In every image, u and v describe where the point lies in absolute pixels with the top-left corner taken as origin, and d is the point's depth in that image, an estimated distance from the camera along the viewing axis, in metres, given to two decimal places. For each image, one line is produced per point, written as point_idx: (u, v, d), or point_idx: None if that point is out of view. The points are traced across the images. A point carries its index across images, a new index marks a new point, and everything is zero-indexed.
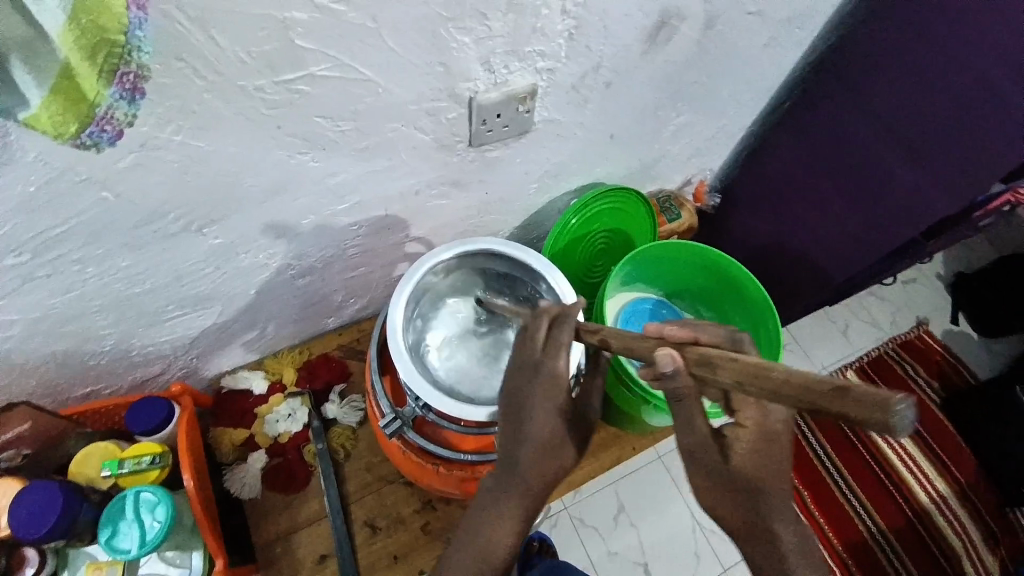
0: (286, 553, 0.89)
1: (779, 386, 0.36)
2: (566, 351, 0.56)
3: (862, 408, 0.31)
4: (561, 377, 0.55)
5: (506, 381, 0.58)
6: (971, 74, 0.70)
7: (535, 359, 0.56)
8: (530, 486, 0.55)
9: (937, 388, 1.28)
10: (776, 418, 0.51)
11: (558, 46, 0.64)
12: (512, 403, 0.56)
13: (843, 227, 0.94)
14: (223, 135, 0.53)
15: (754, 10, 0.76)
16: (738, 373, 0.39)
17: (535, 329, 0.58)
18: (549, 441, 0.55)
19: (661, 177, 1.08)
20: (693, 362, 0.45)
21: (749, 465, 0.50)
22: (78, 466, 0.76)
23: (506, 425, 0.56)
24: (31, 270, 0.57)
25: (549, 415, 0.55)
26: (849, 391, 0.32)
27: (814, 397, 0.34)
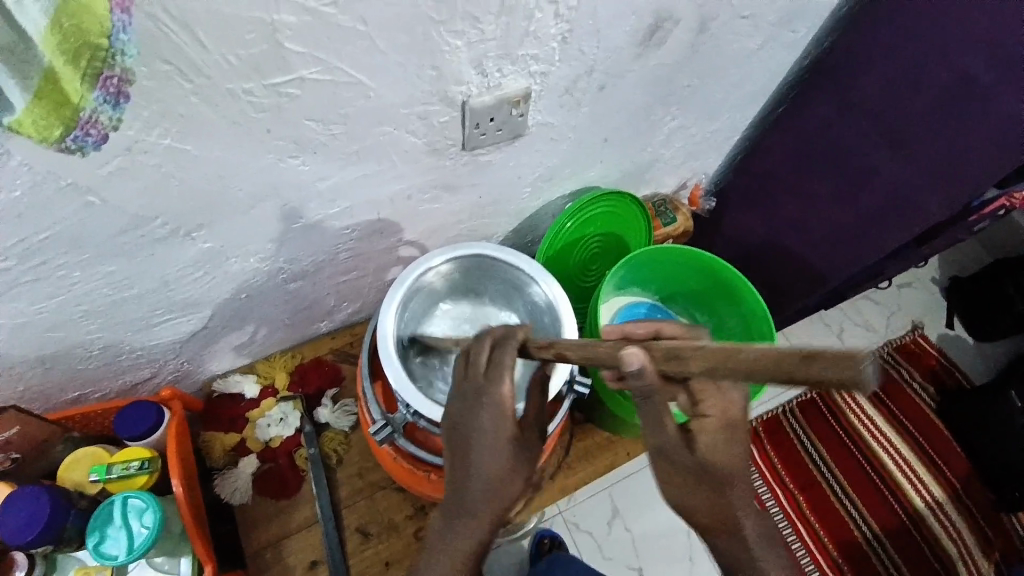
0: (276, 560, 0.88)
1: (752, 363, 0.35)
2: (508, 374, 0.55)
3: (837, 367, 0.32)
4: (506, 403, 0.55)
5: (451, 410, 0.58)
6: (953, 66, 0.71)
7: (478, 386, 0.56)
8: (480, 510, 0.55)
9: (932, 393, 1.28)
10: (735, 408, 0.56)
11: (551, 50, 0.64)
12: (459, 431, 0.57)
13: (832, 230, 0.93)
14: (210, 138, 0.53)
15: (747, 14, 0.76)
16: (709, 360, 0.38)
17: (477, 351, 0.57)
18: (499, 471, 0.55)
19: (655, 180, 1.08)
20: (660, 357, 0.43)
21: (715, 454, 0.55)
22: (66, 471, 0.75)
23: (454, 456, 0.57)
24: (17, 275, 0.56)
25: (496, 443, 0.55)
26: (817, 356, 0.33)
27: (787, 368, 0.34)
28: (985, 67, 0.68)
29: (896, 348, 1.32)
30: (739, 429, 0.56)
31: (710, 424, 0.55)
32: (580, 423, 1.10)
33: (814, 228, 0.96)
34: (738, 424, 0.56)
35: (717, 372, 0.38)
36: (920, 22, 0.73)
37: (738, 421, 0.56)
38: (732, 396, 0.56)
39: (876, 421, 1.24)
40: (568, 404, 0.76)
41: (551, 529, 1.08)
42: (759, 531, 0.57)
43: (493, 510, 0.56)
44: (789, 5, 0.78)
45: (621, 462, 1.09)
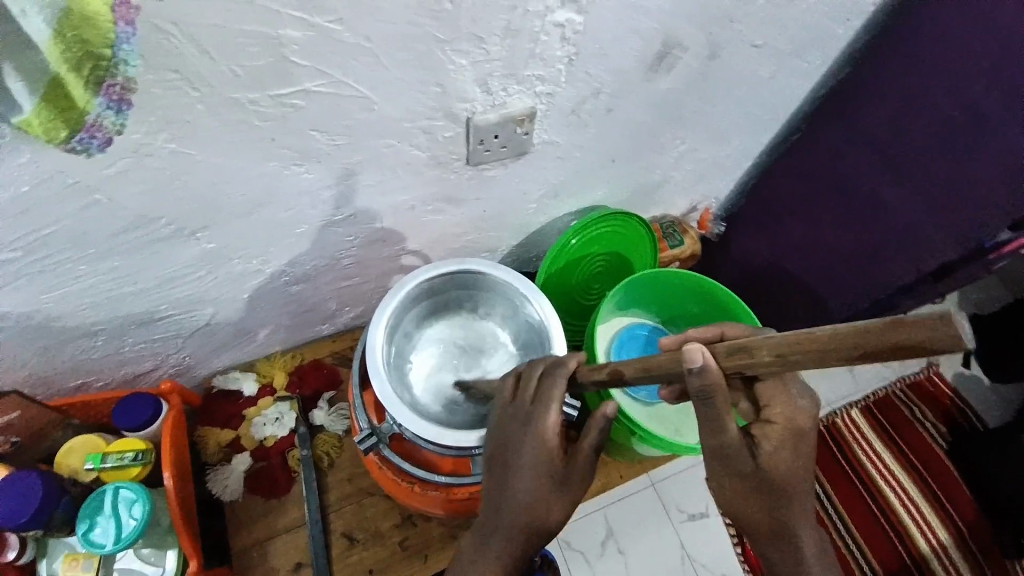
0: (261, 560, 0.88)
1: (833, 340, 0.36)
2: (556, 404, 0.58)
3: (926, 328, 0.32)
4: (550, 429, 0.57)
5: (497, 431, 0.61)
6: (955, 94, 0.71)
7: (525, 410, 0.59)
8: (515, 533, 0.56)
9: (944, 433, 1.24)
10: (801, 416, 0.55)
11: (557, 71, 0.64)
12: (501, 452, 0.59)
13: (842, 262, 0.92)
14: (215, 144, 0.54)
15: (759, 43, 0.76)
16: (785, 345, 0.39)
17: (528, 379, 0.61)
18: (535, 497, 0.56)
19: (664, 201, 1.07)
20: (724, 355, 0.44)
21: (778, 461, 0.53)
22: (63, 457, 0.77)
23: (497, 475, 0.59)
24: (24, 267, 0.58)
25: (545, 469, 0.57)
26: (905, 321, 0.33)
27: (873, 340, 0.34)
28: (986, 95, 0.68)
29: (909, 384, 1.28)
30: (803, 438, 0.55)
31: (775, 430, 0.54)
32: None
33: (821, 259, 0.95)
34: (806, 434, 0.55)
35: (794, 359, 0.39)
36: (924, 50, 0.73)
37: (806, 431, 0.55)
38: (798, 404, 0.55)
39: (883, 458, 1.21)
40: None
41: (541, 547, 1.07)
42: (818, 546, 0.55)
43: (531, 526, 0.57)
44: (803, 34, 0.77)
45: (614, 483, 1.11)
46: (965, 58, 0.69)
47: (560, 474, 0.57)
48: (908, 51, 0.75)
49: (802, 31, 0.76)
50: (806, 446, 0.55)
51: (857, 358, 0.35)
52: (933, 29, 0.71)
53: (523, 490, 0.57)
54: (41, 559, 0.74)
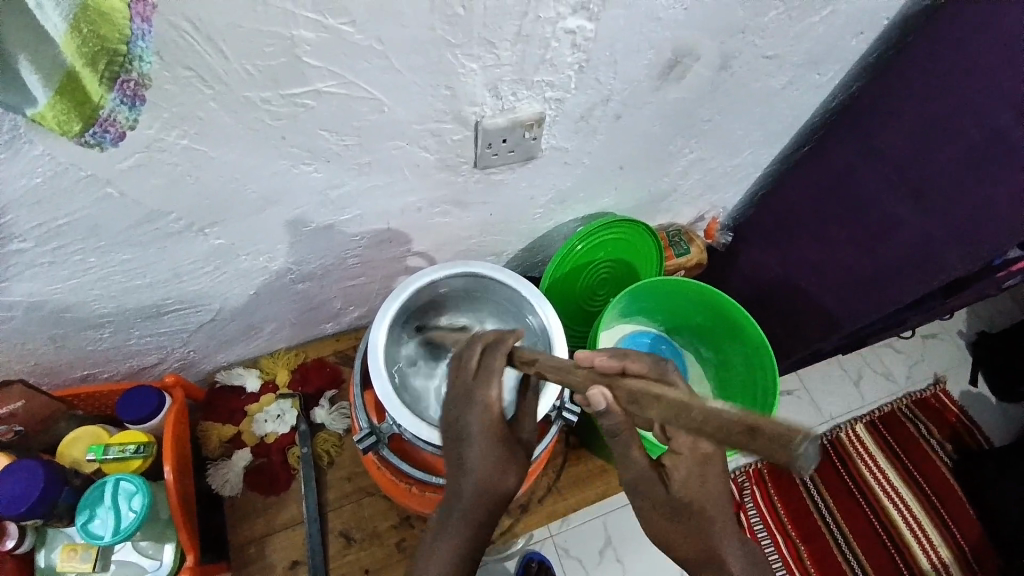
0: (258, 556, 0.89)
1: (699, 423, 0.37)
2: (497, 378, 0.60)
3: (775, 447, 0.33)
4: (492, 403, 0.61)
5: (445, 410, 0.63)
6: (983, 120, 0.69)
7: (468, 387, 0.61)
8: (471, 506, 0.61)
9: (950, 451, 1.22)
10: (706, 445, 0.59)
11: (567, 77, 0.64)
12: (453, 429, 0.62)
13: (850, 277, 0.91)
14: (226, 141, 0.55)
15: (771, 54, 0.75)
16: (665, 410, 0.40)
17: (467, 355, 0.62)
18: (486, 471, 0.61)
19: (671, 210, 1.07)
20: (622, 397, 0.45)
21: (688, 487, 0.59)
22: (65, 448, 0.78)
23: (450, 452, 0.62)
24: (35, 257, 0.59)
25: (489, 441, 0.61)
26: (758, 429, 0.33)
27: (731, 436, 0.35)
28: (1014, 123, 0.66)
29: (915, 401, 1.27)
30: (711, 461, 0.60)
31: (682, 460, 0.59)
32: (575, 448, 1.08)
33: (829, 274, 0.94)
34: (712, 457, 0.60)
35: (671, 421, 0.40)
36: (952, 71, 0.71)
37: (711, 455, 0.60)
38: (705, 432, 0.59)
39: (887, 475, 1.19)
40: (556, 430, 0.76)
41: (539, 552, 1.06)
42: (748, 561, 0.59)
43: (483, 508, 0.61)
44: (815, 46, 0.77)
45: (612, 492, 1.07)
46: (997, 85, 0.67)
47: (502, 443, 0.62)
48: (927, 69, 0.74)
49: (813, 44, 0.76)
50: (714, 465, 0.60)
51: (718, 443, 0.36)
52: (953, 49, 0.71)
53: (473, 466, 0.61)
54: (40, 549, 0.75)
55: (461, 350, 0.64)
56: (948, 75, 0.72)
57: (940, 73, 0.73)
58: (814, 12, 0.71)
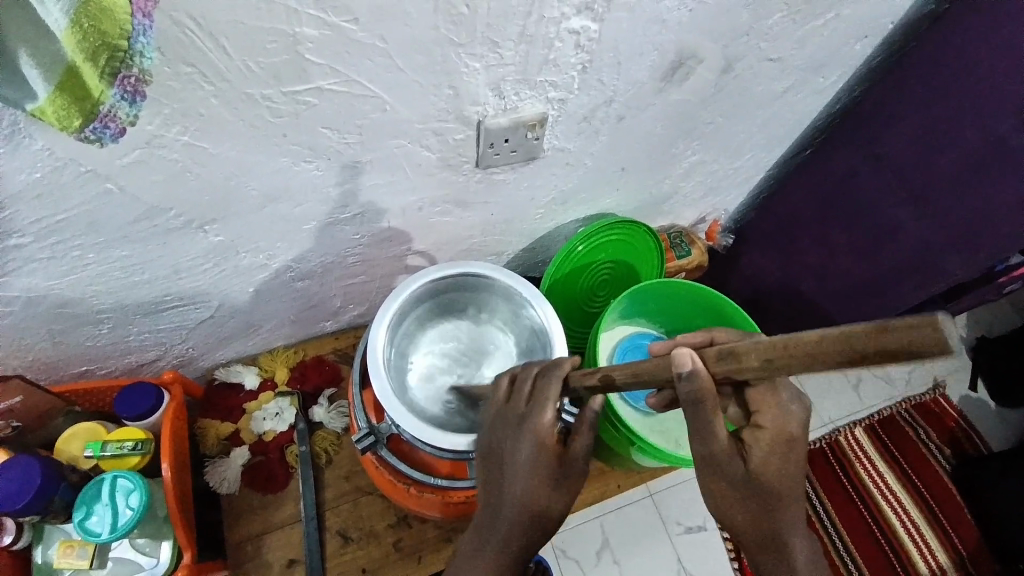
0: (255, 555, 0.88)
1: (814, 347, 0.37)
2: (552, 404, 0.59)
3: (916, 331, 0.32)
4: (545, 430, 0.58)
5: (489, 432, 0.62)
6: (983, 127, 0.70)
7: (520, 412, 0.60)
8: (507, 532, 0.58)
9: (949, 456, 1.22)
10: (792, 424, 0.57)
11: (570, 78, 0.64)
12: (497, 450, 0.61)
13: (853, 280, 0.92)
14: (227, 138, 0.55)
15: (776, 57, 0.75)
16: (768, 351, 0.40)
17: (522, 380, 0.62)
18: (529, 497, 0.58)
19: (673, 212, 1.07)
20: (713, 359, 0.46)
21: (768, 468, 0.55)
22: (63, 444, 0.77)
23: (493, 475, 0.61)
24: (33, 253, 0.58)
25: (541, 467, 0.58)
26: (888, 329, 0.33)
27: (857, 345, 0.35)
28: (1014, 130, 0.67)
29: (914, 405, 1.27)
30: (795, 445, 0.57)
31: (766, 437, 0.56)
32: None
33: (834, 277, 0.95)
34: (795, 440, 0.57)
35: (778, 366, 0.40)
36: (952, 77, 0.71)
37: (796, 438, 0.57)
38: (790, 412, 0.57)
39: (886, 479, 1.19)
40: None
41: (537, 552, 1.06)
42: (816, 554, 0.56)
43: (525, 533, 0.59)
44: (820, 50, 0.77)
45: (612, 492, 1.08)
46: (998, 92, 0.67)
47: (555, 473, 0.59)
48: (926, 71, 0.74)
49: (818, 47, 0.76)
50: (797, 453, 0.57)
51: (839, 364, 0.36)
52: (950, 53, 0.71)
53: (517, 491, 0.59)
54: (38, 544, 0.74)
55: (513, 373, 0.64)
56: (948, 81, 0.72)
57: (941, 79, 0.72)
58: (819, 15, 0.71)
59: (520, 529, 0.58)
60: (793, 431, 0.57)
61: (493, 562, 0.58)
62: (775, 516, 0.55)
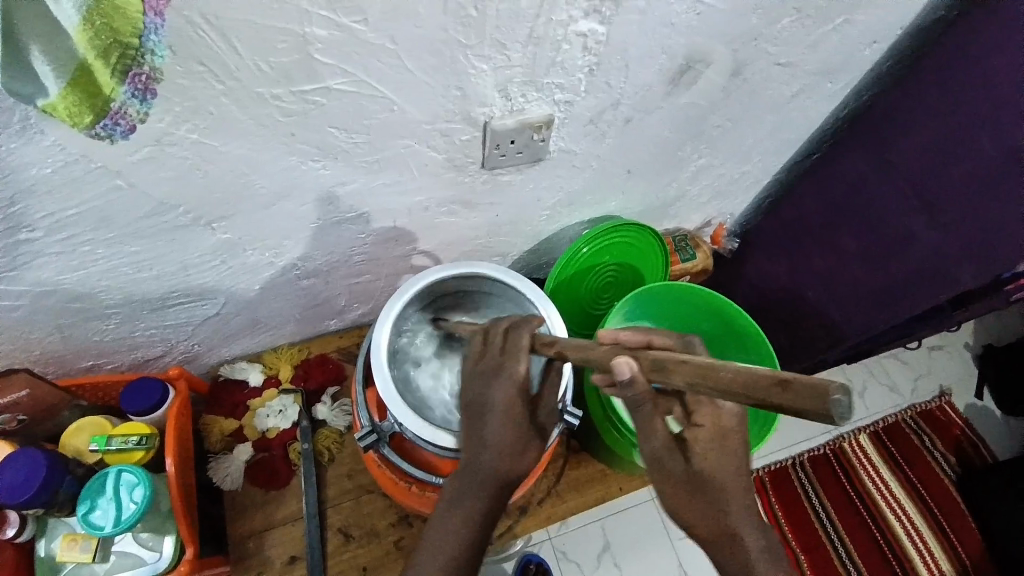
0: (256, 550, 0.89)
1: (728, 383, 0.38)
2: (524, 355, 0.61)
3: (812, 398, 0.34)
4: (520, 378, 0.60)
5: (465, 388, 0.62)
6: (998, 137, 0.69)
7: (496, 362, 0.61)
8: (487, 483, 0.59)
9: (953, 464, 1.21)
10: (728, 417, 0.55)
11: (578, 80, 0.64)
12: (473, 405, 0.61)
13: (861, 290, 0.89)
14: (236, 135, 0.55)
15: (784, 61, 0.75)
16: (692, 375, 0.41)
17: (495, 334, 0.63)
18: (505, 446, 0.59)
19: (678, 215, 1.07)
20: (648, 368, 0.45)
21: (710, 463, 0.55)
22: (69, 437, 0.78)
23: (470, 428, 0.61)
24: (43, 247, 0.59)
25: (515, 421, 0.60)
26: (792, 384, 0.35)
27: (762, 391, 0.37)
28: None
29: (919, 412, 1.26)
30: (734, 439, 0.56)
31: (704, 434, 0.55)
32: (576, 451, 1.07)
33: (842, 292, 0.93)
34: (733, 436, 0.56)
35: (698, 388, 0.41)
36: (970, 88, 0.71)
37: (732, 431, 0.55)
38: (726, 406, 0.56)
39: (890, 486, 1.19)
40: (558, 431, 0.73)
41: (537, 554, 1.06)
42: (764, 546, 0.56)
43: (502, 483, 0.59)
44: (829, 55, 0.77)
45: (613, 495, 1.06)
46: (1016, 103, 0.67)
47: (526, 428, 0.60)
48: (934, 82, 0.75)
49: (826, 51, 0.76)
50: (737, 445, 0.56)
51: (750, 403, 0.38)
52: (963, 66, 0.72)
53: (493, 444, 0.59)
54: (41, 538, 0.75)
55: (484, 332, 0.65)
56: (966, 92, 0.72)
57: (957, 89, 0.73)
58: (828, 20, 0.71)
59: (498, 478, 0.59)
60: (728, 425, 0.56)
61: (470, 513, 0.58)
62: (722, 509, 0.55)
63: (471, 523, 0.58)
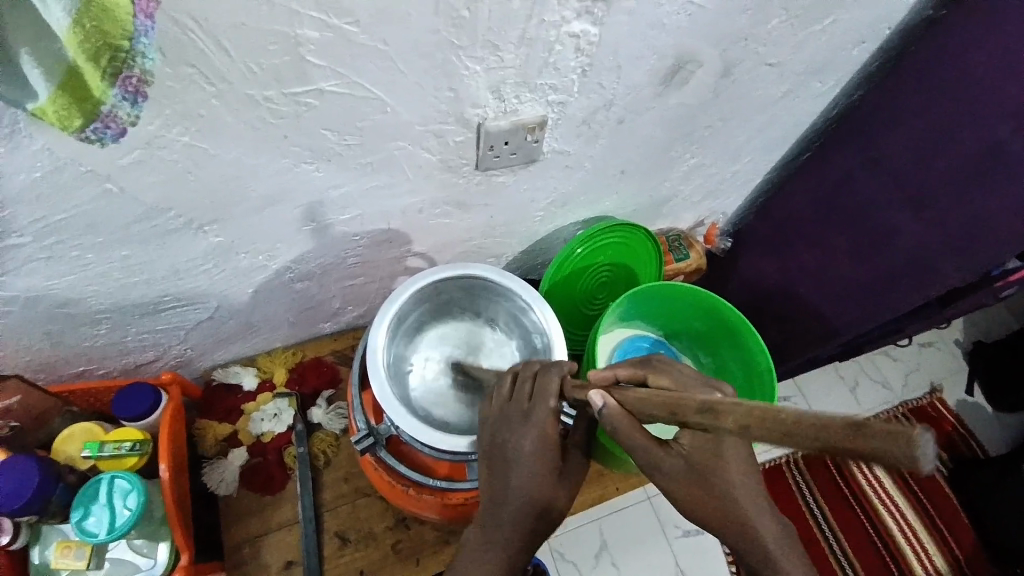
0: (253, 556, 0.88)
1: (790, 424, 0.34)
2: (552, 402, 0.59)
3: (889, 441, 0.30)
4: (548, 428, 0.59)
5: (492, 431, 0.61)
6: (982, 135, 0.70)
7: (524, 409, 0.60)
8: (512, 532, 0.59)
9: (945, 459, 1.23)
10: None
11: (570, 81, 0.64)
12: (500, 450, 0.60)
13: (849, 280, 0.90)
14: (227, 138, 0.55)
15: (775, 61, 0.76)
16: (745, 416, 0.37)
17: (523, 378, 0.62)
18: (533, 493, 0.59)
19: (671, 215, 1.08)
20: (693, 409, 0.41)
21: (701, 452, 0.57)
22: (61, 444, 0.77)
23: (496, 474, 0.60)
24: (32, 252, 0.58)
25: (546, 463, 0.60)
26: (865, 425, 0.31)
27: (833, 433, 0.32)
28: (1013, 136, 0.67)
29: (911, 409, 1.27)
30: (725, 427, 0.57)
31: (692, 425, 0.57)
32: None
33: (835, 286, 0.93)
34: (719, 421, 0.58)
35: (753, 434, 0.37)
36: (953, 84, 0.72)
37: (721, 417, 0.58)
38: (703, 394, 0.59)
39: (883, 481, 1.20)
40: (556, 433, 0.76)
41: (535, 555, 1.06)
42: (776, 528, 0.56)
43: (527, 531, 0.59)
44: (818, 54, 0.78)
45: (611, 494, 1.09)
46: (1001, 100, 0.67)
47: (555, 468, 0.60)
48: (916, 79, 0.76)
49: (814, 51, 0.77)
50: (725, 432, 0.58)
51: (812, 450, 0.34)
52: (944, 61, 0.73)
53: (523, 488, 0.59)
54: (34, 545, 0.74)
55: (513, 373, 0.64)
56: (947, 88, 0.73)
57: (943, 84, 0.73)
58: (817, 20, 0.71)
59: (527, 524, 0.59)
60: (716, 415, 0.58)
61: (496, 559, 0.58)
62: (724, 494, 0.56)
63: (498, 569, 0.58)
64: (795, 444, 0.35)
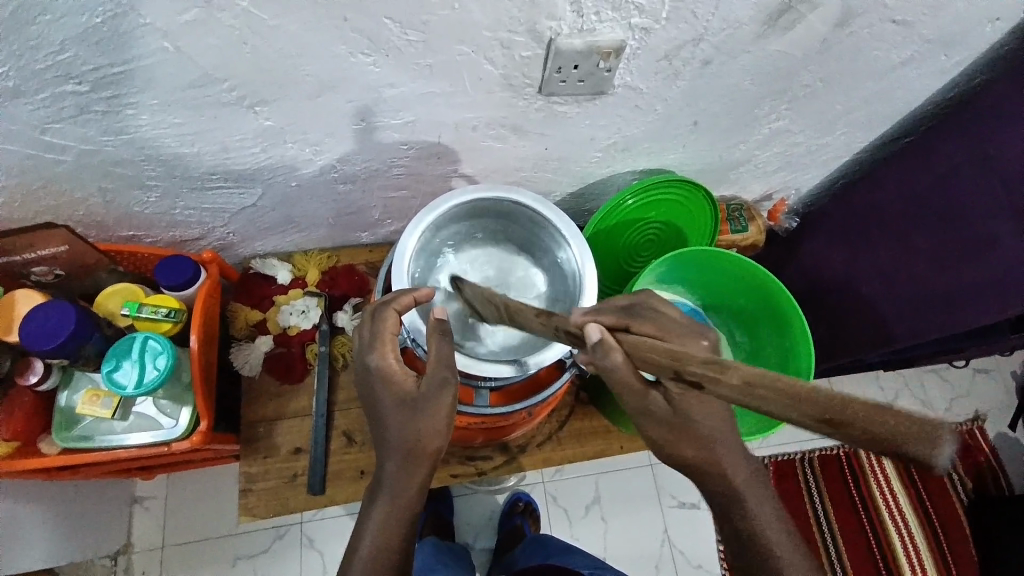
0: (266, 436, 0.93)
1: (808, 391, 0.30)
2: (387, 342, 0.59)
3: (915, 426, 0.27)
4: (390, 369, 0.58)
5: (358, 388, 0.60)
6: None
7: (364, 356, 0.59)
8: (402, 484, 0.56)
9: (969, 488, 1.20)
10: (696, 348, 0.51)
11: (660, 3, 0.57)
12: (369, 406, 0.59)
13: (919, 286, 0.82)
14: (286, 11, 0.52)
15: (900, 18, 0.66)
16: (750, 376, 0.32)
17: (359, 326, 0.61)
18: (408, 440, 0.56)
19: (737, 181, 1.00)
20: (696, 361, 0.35)
21: (691, 403, 0.52)
22: (103, 300, 0.83)
23: (372, 433, 0.58)
24: (90, 103, 0.59)
25: (398, 404, 0.56)
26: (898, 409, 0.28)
27: (864, 411, 0.28)
28: None
29: None
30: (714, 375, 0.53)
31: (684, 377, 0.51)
32: (584, 403, 1.05)
33: (903, 289, 0.85)
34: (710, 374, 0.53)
35: (756, 396, 0.32)
36: None
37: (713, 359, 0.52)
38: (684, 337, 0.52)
39: (897, 496, 1.19)
40: (567, 376, 0.76)
41: (528, 494, 1.10)
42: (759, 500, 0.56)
43: (413, 472, 0.56)
44: (951, 20, 0.67)
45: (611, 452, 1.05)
46: None
47: (410, 404, 0.56)
48: None
49: (949, 13, 0.66)
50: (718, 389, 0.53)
51: (815, 424, 0.30)
52: None
53: (390, 437, 0.56)
54: (63, 388, 0.80)
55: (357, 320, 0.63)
56: None
57: None
58: None
59: (406, 471, 0.56)
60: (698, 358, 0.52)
61: (387, 507, 0.56)
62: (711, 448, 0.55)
63: (392, 521, 0.56)
64: (805, 424, 0.30)
